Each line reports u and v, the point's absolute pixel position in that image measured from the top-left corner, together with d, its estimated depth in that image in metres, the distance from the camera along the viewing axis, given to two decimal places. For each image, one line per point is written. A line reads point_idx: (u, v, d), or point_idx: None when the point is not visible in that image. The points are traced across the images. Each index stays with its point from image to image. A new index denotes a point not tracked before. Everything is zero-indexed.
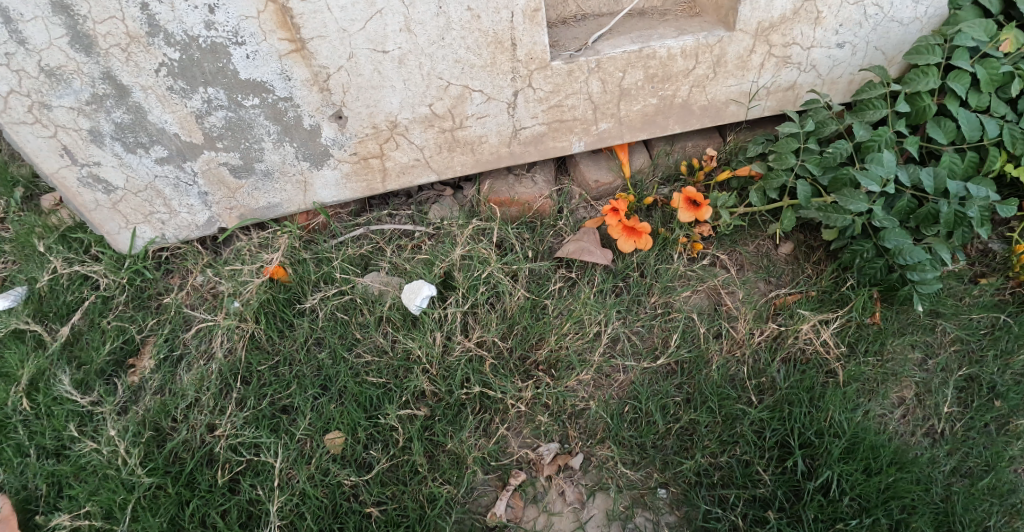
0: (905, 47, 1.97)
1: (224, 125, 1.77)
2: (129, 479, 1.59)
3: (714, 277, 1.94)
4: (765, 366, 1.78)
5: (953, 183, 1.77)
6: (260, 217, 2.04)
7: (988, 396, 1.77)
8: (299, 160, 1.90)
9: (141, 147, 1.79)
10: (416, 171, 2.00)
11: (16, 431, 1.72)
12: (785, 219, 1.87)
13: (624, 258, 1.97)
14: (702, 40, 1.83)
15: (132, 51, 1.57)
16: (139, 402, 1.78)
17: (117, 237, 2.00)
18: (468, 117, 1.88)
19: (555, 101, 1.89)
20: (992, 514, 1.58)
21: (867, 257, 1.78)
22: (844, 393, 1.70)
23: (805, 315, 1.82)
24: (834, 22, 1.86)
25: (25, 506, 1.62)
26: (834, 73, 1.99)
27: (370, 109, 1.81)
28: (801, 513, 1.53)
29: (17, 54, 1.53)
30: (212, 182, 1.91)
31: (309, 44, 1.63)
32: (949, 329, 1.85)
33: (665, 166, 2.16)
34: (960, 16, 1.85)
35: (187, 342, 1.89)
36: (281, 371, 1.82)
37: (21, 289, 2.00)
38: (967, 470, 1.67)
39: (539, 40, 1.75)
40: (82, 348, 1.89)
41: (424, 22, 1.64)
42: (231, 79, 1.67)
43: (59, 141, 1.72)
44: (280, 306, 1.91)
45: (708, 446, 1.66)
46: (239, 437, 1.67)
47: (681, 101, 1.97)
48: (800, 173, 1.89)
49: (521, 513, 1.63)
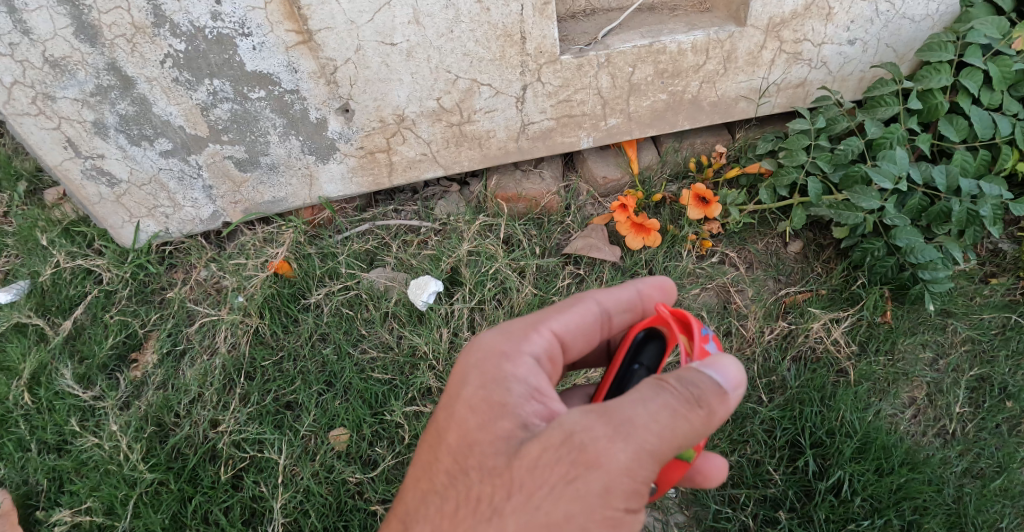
0: (916, 45, 1.94)
1: (229, 118, 1.75)
2: (131, 474, 1.59)
3: (724, 275, 1.92)
4: (775, 364, 1.76)
5: (965, 181, 1.75)
6: (265, 211, 2.02)
7: (999, 397, 1.75)
8: (304, 154, 1.88)
9: (145, 140, 1.76)
10: (423, 166, 1.97)
11: (17, 425, 1.71)
12: (795, 217, 1.85)
13: (632, 256, 1.95)
14: (713, 35, 1.81)
15: (137, 42, 1.56)
16: (142, 397, 1.76)
17: (121, 231, 1.97)
18: (476, 111, 1.86)
19: (564, 96, 1.87)
20: (1004, 515, 1.56)
21: (878, 256, 1.76)
22: (855, 393, 1.68)
23: (816, 314, 1.79)
24: (845, 19, 1.85)
25: (26, 501, 1.62)
26: (845, 70, 1.97)
27: (377, 102, 1.79)
28: (812, 513, 1.53)
29: (20, 44, 1.52)
30: (216, 175, 1.89)
31: (316, 36, 1.61)
32: (961, 329, 1.82)
33: (674, 163, 2.12)
34: (973, 13, 1.82)
35: (191, 336, 1.87)
36: (285, 367, 1.80)
37: (24, 283, 1.98)
38: (979, 471, 1.65)
39: (549, 34, 1.73)
40: (84, 342, 1.87)
41: (433, 14, 1.62)
42: (238, 70, 1.65)
43: (63, 134, 1.70)
44: (285, 301, 1.90)
45: (718, 445, 1.64)
46: (242, 433, 1.66)
47: (691, 97, 1.95)
48: (811, 170, 1.86)
49: None
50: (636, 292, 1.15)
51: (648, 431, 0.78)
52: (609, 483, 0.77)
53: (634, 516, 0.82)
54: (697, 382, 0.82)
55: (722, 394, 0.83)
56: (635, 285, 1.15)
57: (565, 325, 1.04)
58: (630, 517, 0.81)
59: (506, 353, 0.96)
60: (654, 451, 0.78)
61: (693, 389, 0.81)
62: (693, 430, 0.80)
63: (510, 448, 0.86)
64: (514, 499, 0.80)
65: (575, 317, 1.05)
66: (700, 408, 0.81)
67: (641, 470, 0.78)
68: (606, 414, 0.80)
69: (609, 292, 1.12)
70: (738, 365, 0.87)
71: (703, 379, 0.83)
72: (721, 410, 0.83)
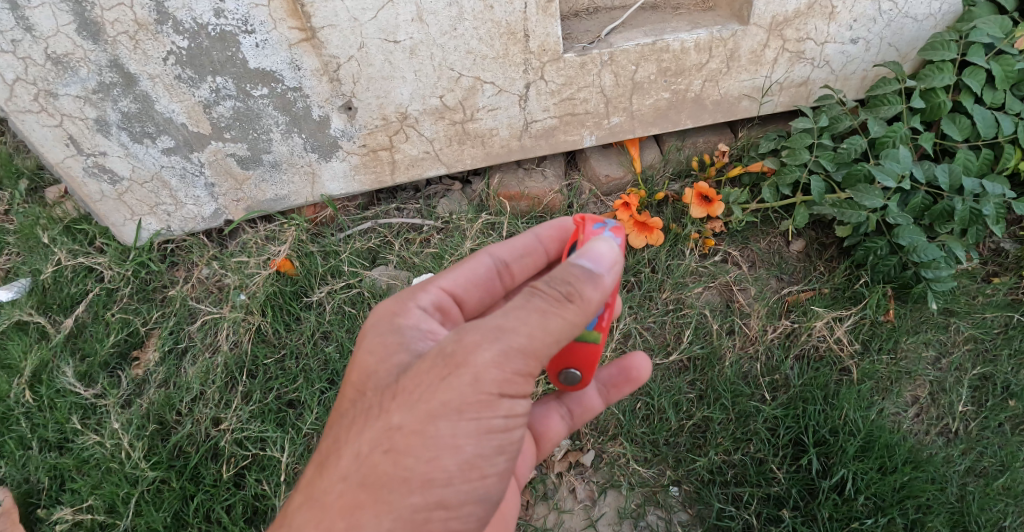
0: (918, 44, 1.94)
1: (232, 115, 1.75)
2: (133, 473, 1.59)
3: (726, 274, 1.91)
4: (778, 363, 1.76)
5: (968, 180, 1.75)
6: (267, 209, 2.01)
7: (1002, 396, 1.75)
8: (307, 152, 1.88)
9: (148, 137, 1.76)
10: (425, 164, 1.97)
11: (18, 423, 1.71)
12: (798, 215, 1.85)
13: (635, 254, 1.95)
14: (716, 33, 1.81)
15: (140, 39, 1.55)
16: (143, 395, 1.76)
17: (123, 229, 1.97)
18: (479, 109, 1.86)
19: (566, 94, 1.87)
20: (1007, 514, 1.56)
21: (881, 254, 1.76)
22: (858, 392, 1.68)
23: (819, 312, 1.79)
24: (848, 18, 1.85)
25: (27, 499, 1.62)
26: (847, 69, 1.97)
27: (380, 100, 1.79)
28: (815, 511, 1.52)
29: (23, 41, 1.52)
30: (218, 173, 1.89)
31: (320, 33, 1.61)
32: (963, 328, 1.82)
33: (676, 162, 2.12)
34: (975, 12, 1.83)
35: (192, 335, 1.86)
36: (287, 365, 1.80)
37: (25, 281, 1.98)
38: (982, 469, 1.65)
39: (552, 32, 1.73)
40: (85, 340, 1.87)
41: (436, 12, 1.62)
42: (240, 68, 1.65)
43: (65, 131, 1.70)
44: (287, 300, 1.89)
45: (722, 443, 1.64)
46: (244, 432, 1.66)
47: (694, 96, 1.95)
48: (814, 168, 1.85)
49: (532, 511, 1.64)
50: (538, 236, 1.20)
51: (517, 331, 0.83)
52: (477, 376, 0.82)
53: (514, 398, 0.87)
54: (567, 274, 0.88)
55: (592, 279, 0.88)
56: (534, 232, 1.21)
57: (454, 281, 1.13)
58: (508, 404, 0.87)
59: (395, 310, 1.04)
60: (524, 348, 0.84)
61: (563, 286, 0.86)
62: (565, 322, 0.85)
63: (399, 366, 0.93)
64: (398, 398, 0.86)
65: (463, 274, 1.14)
66: (568, 300, 0.86)
67: (512, 361, 0.83)
68: (478, 321, 0.86)
69: (504, 245, 1.19)
70: (609, 246, 0.94)
71: (574, 272, 0.88)
72: (591, 296, 0.87)
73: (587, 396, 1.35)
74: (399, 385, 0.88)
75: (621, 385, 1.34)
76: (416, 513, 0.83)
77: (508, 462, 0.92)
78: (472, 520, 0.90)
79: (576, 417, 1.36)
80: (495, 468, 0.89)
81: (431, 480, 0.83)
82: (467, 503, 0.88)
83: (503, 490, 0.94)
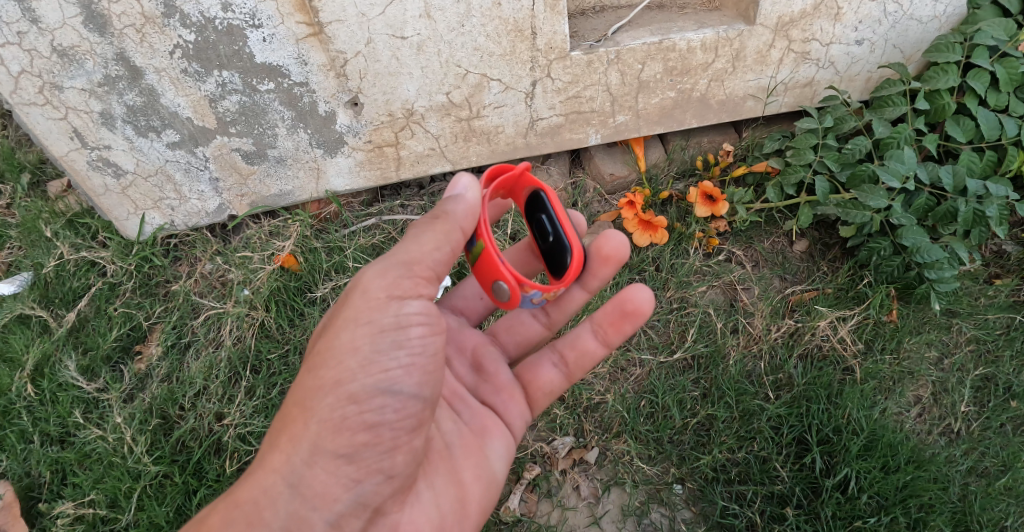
0: (923, 45, 1.95)
1: (237, 110, 1.74)
2: (135, 467, 1.60)
3: (730, 273, 1.92)
4: (782, 362, 1.76)
5: (972, 181, 1.76)
6: (272, 205, 2.00)
7: (1004, 396, 1.77)
8: (312, 147, 1.87)
9: (152, 131, 1.76)
10: (431, 161, 1.97)
11: (20, 417, 1.71)
12: (802, 215, 1.85)
13: (640, 252, 1.95)
14: (722, 33, 1.82)
15: (146, 32, 1.55)
16: (146, 389, 1.75)
17: (126, 223, 1.96)
18: (485, 106, 1.86)
19: (572, 92, 1.87)
20: (1009, 514, 1.57)
21: (885, 255, 1.76)
22: (862, 391, 1.69)
23: (823, 312, 1.79)
24: (853, 18, 1.86)
25: (28, 493, 1.62)
26: (852, 69, 1.97)
27: (386, 96, 1.79)
28: (819, 510, 1.53)
29: (29, 33, 1.51)
30: (224, 167, 1.88)
31: (327, 28, 1.61)
32: (966, 328, 1.83)
33: (681, 161, 2.12)
34: (980, 14, 1.83)
35: (195, 329, 1.85)
36: (291, 360, 1.80)
37: (27, 275, 1.97)
38: (983, 469, 1.66)
39: (559, 30, 1.74)
40: (87, 334, 1.85)
41: (444, 8, 1.63)
42: (246, 62, 1.64)
43: (69, 124, 1.69)
44: (291, 295, 1.89)
45: (725, 442, 1.65)
46: (248, 427, 1.67)
47: (699, 95, 1.95)
48: (818, 168, 1.86)
49: (535, 507, 1.65)
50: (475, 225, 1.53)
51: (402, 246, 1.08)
52: (365, 288, 1.03)
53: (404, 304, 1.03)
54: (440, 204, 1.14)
55: (455, 199, 1.13)
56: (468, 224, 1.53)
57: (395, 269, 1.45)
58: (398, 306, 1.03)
59: None
60: (402, 259, 1.06)
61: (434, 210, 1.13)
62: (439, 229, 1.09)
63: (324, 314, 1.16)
64: (323, 334, 1.08)
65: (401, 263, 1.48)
66: (437, 217, 1.10)
67: (392, 271, 1.04)
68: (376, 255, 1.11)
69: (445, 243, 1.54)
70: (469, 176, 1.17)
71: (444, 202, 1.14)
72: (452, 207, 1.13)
73: (582, 339, 1.39)
74: (323, 324, 1.11)
75: (619, 321, 1.36)
76: (335, 412, 0.98)
77: (415, 358, 1.02)
78: (391, 413, 1.00)
79: (570, 362, 1.40)
80: (397, 361, 1.00)
81: (340, 380, 0.99)
82: (377, 396, 0.99)
83: (419, 385, 1.03)
